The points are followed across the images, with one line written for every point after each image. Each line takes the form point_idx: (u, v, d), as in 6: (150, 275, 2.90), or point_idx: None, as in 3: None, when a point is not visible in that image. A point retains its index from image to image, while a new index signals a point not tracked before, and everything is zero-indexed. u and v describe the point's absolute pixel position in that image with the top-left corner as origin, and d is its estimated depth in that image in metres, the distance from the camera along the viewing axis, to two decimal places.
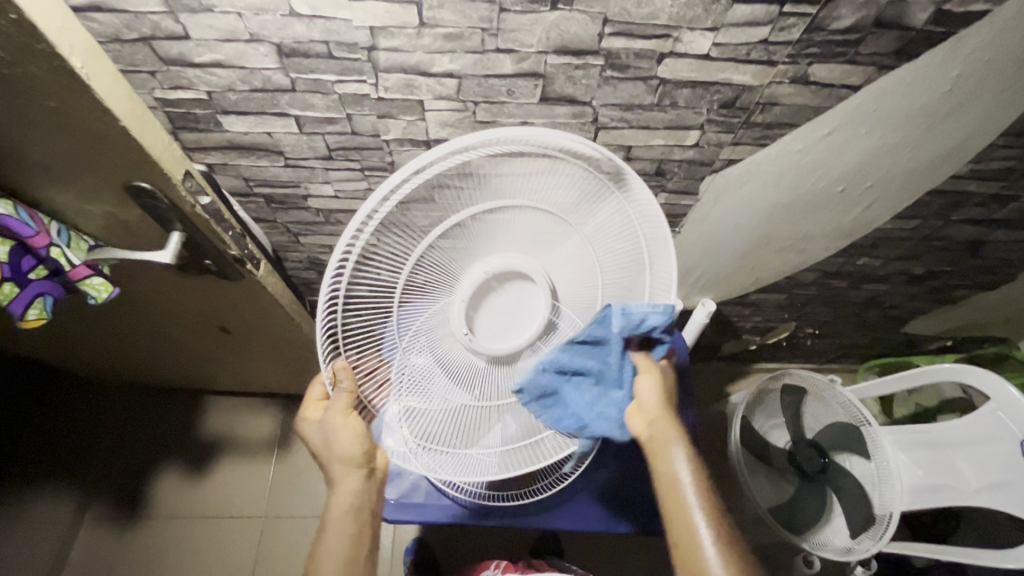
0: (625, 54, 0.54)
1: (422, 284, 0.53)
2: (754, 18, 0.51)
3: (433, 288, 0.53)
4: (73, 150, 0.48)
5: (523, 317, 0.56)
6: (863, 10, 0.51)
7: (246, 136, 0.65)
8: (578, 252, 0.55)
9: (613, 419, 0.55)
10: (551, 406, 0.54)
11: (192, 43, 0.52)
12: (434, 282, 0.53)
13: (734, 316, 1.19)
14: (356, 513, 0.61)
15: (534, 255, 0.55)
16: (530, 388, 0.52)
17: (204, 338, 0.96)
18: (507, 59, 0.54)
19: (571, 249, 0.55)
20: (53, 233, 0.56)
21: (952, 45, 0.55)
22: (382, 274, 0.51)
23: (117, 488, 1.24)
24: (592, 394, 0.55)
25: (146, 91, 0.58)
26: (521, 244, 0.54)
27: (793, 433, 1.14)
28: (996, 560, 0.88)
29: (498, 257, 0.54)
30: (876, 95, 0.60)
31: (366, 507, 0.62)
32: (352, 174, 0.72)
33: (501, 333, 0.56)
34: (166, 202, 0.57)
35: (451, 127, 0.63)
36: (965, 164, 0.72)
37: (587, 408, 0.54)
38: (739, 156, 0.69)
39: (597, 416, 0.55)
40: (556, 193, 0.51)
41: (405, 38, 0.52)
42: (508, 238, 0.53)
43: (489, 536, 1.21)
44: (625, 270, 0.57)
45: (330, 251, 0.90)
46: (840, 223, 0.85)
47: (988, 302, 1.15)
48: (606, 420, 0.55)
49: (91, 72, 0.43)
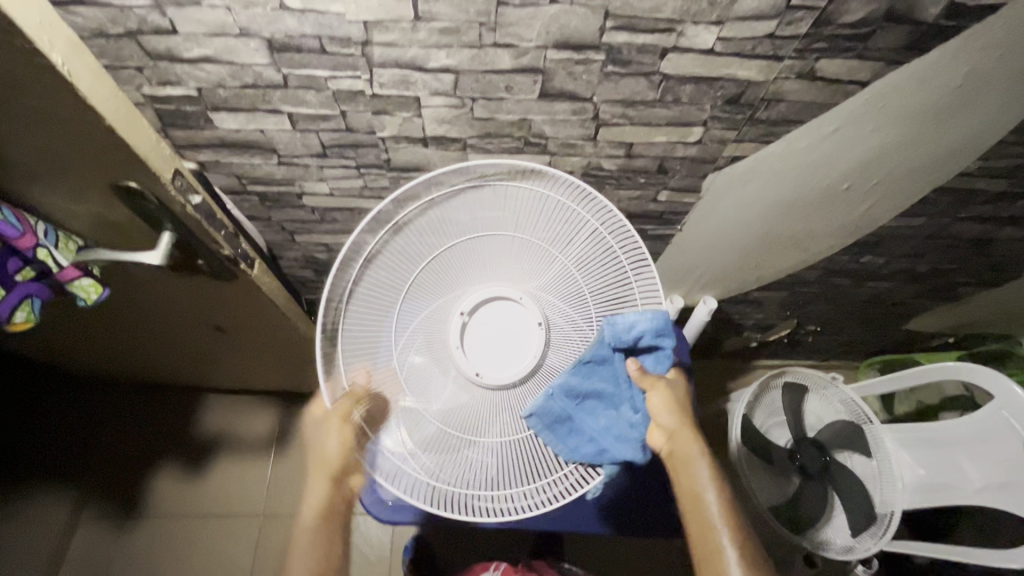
0: (627, 49, 0.52)
1: (420, 289, 0.59)
2: (761, 12, 0.49)
3: (429, 292, 0.59)
4: (58, 149, 0.47)
5: (515, 336, 0.59)
6: (873, 4, 0.49)
7: (238, 133, 0.63)
8: (563, 279, 0.60)
9: (632, 440, 0.56)
10: (565, 433, 0.57)
11: (180, 37, 0.50)
12: (430, 288, 0.59)
13: (736, 314, 1.17)
14: (325, 513, 0.59)
15: (521, 282, 0.60)
16: (541, 413, 0.56)
17: (200, 338, 0.95)
18: (505, 54, 0.52)
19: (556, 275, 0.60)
20: (41, 234, 0.55)
21: (963, 40, 0.53)
22: (385, 276, 0.59)
23: (114, 487, 1.23)
24: (607, 418, 0.58)
25: (134, 87, 0.56)
26: (510, 266, 0.60)
27: (795, 432, 1.13)
28: (997, 560, 0.87)
29: (484, 283, 0.60)
30: (885, 90, 0.59)
31: (335, 510, 0.59)
32: (347, 172, 0.70)
33: (495, 353, 0.58)
34: (155, 203, 0.55)
35: (449, 124, 0.62)
36: (974, 160, 0.71)
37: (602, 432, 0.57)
38: (744, 153, 0.68)
39: (614, 439, 0.57)
40: (538, 216, 0.59)
41: (399, 33, 0.50)
42: (496, 258, 0.60)
43: (489, 535, 1.20)
44: (612, 290, 0.61)
45: (326, 249, 0.89)
46: (845, 220, 0.83)
47: (993, 299, 1.14)
48: (625, 443, 0.56)
49: (74, 70, 0.41)
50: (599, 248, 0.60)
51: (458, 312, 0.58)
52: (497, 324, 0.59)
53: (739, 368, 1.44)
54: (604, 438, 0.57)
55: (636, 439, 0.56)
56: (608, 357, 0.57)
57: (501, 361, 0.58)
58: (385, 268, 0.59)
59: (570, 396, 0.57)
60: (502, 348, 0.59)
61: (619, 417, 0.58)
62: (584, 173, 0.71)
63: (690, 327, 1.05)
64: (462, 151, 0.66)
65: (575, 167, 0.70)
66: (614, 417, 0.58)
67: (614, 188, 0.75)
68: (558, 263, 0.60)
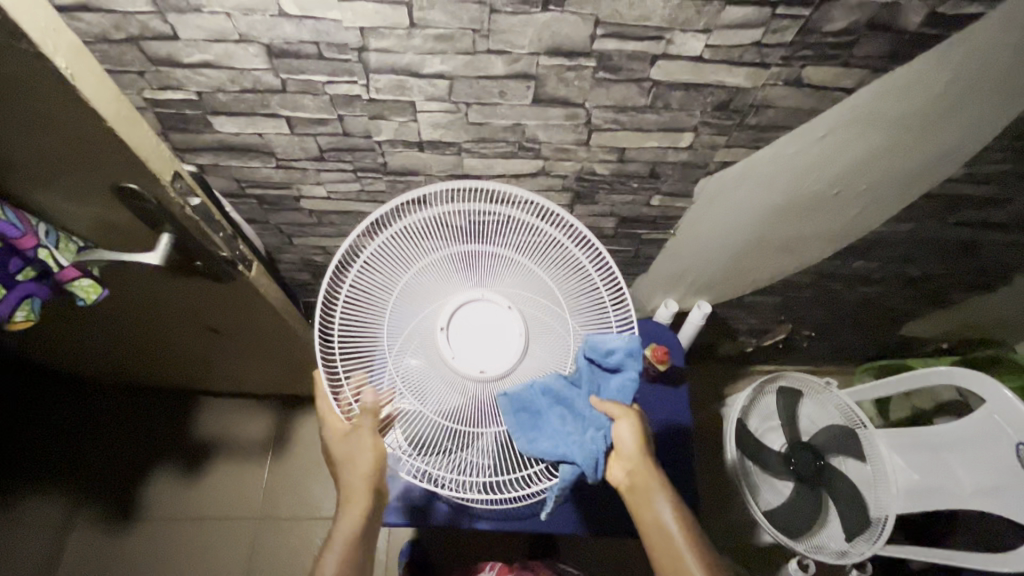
0: (617, 56, 0.53)
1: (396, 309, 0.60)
2: (747, 20, 0.50)
3: (408, 312, 0.59)
4: (61, 151, 0.48)
5: (501, 341, 0.58)
6: (856, 13, 0.51)
7: (237, 137, 0.64)
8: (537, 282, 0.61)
9: (587, 450, 0.57)
10: (529, 427, 0.56)
11: (181, 43, 0.52)
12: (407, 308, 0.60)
13: (731, 318, 1.18)
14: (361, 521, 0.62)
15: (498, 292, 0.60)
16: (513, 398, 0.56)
17: (198, 340, 0.96)
18: (498, 60, 0.54)
19: (529, 283, 0.61)
20: (41, 234, 0.56)
21: (946, 49, 0.55)
22: (363, 303, 0.60)
23: (109, 492, 1.23)
24: (571, 426, 0.58)
25: (135, 91, 0.58)
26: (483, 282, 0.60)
27: (790, 436, 1.14)
28: (991, 564, 0.88)
29: (456, 296, 0.60)
30: (870, 98, 0.60)
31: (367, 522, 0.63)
32: (344, 175, 0.71)
33: (489, 359, 0.57)
34: (155, 204, 0.56)
35: (444, 128, 0.63)
36: (961, 166, 0.72)
37: (563, 436, 0.57)
38: (734, 158, 0.69)
39: (572, 446, 0.57)
40: (508, 233, 0.60)
41: (395, 39, 0.51)
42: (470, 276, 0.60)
43: (484, 539, 1.21)
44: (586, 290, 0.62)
45: (324, 252, 0.90)
46: (836, 225, 0.84)
47: (985, 305, 1.15)
48: (581, 451, 0.57)
49: (77, 73, 0.42)
50: (564, 256, 0.62)
51: (438, 326, 0.58)
52: (485, 331, 0.58)
53: (734, 373, 1.44)
54: (566, 444, 0.57)
55: (592, 450, 0.57)
56: (589, 373, 0.59)
57: (500, 353, 0.57)
58: (355, 313, 0.60)
59: (548, 392, 0.57)
60: (493, 354, 0.58)
61: (586, 433, 0.58)
62: (577, 178, 0.72)
63: (685, 331, 1.06)
64: (457, 156, 0.67)
65: (568, 172, 0.71)
66: (578, 428, 0.58)
67: (607, 193, 0.76)
68: (532, 274, 0.60)
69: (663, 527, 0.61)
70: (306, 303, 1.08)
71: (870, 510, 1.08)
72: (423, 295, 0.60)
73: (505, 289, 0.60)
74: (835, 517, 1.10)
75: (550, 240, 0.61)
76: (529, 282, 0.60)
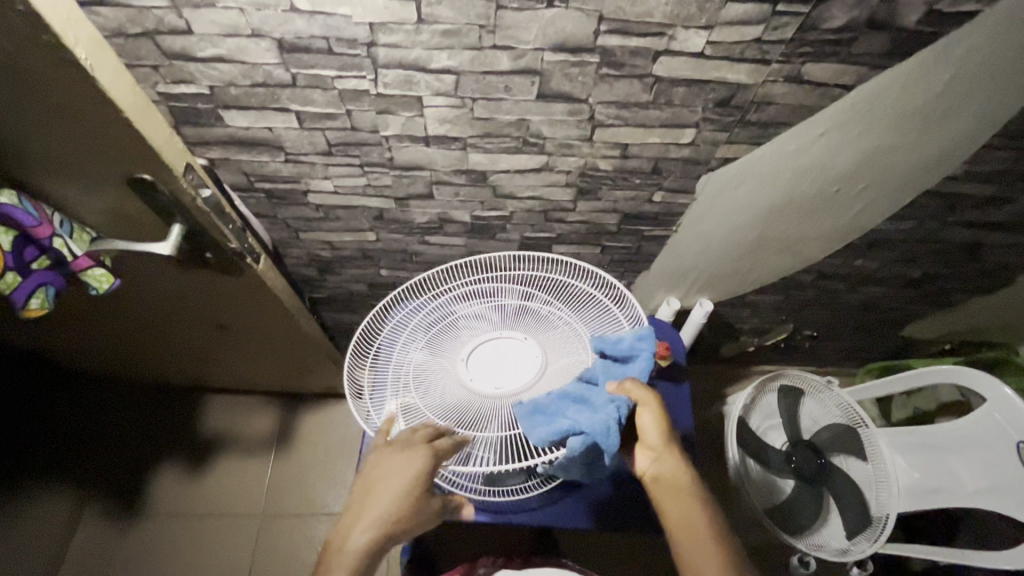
0: (621, 52, 0.55)
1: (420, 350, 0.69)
2: (748, 17, 0.52)
3: (430, 353, 0.69)
4: (78, 141, 0.49)
5: (513, 363, 0.66)
6: (854, 11, 0.52)
7: (248, 131, 0.66)
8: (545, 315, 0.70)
9: (599, 418, 0.57)
10: (541, 417, 0.59)
11: (195, 38, 0.53)
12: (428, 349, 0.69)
13: (733, 318, 1.19)
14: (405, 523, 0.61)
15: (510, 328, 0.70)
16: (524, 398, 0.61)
17: (205, 335, 0.97)
18: (504, 56, 0.55)
19: (537, 317, 0.70)
20: (56, 224, 0.58)
21: (944, 47, 0.56)
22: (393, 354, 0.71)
23: (114, 486, 1.24)
24: (585, 408, 0.59)
25: (150, 85, 0.59)
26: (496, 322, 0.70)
27: (791, 434, 1.15)
28: (992, 562, 0.88)
29: (473, 336, 0.69)
30: (869, 95, 0.61)
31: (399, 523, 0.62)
32: (351, 170, 0.72)
33: (503, 377, 0.65)
34: (167, 195, 0.57)
35: (450, 123, 0.64)
36: (959, 165, 0.73)
37: (574, 414, 0.58)
38: (736, 155, 0.70)
39: (584, 419, 0.57)
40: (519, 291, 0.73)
41: (403, 34, 0.53)
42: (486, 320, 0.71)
43: (486, 536, 1.21)
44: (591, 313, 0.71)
45: (330, 247, 0.91)
46: (837, 223, 0.85)
47: (987, 306, 1.15)
48: (593, 421, 0.57)
49: (95, 64, 0.43)
50: (568, 298, 0.73)
51: (457, 358, 0.67)
52: (498, 358, 0.67)
53: (736, 373, 1.45)
54: (581, 419, 0.57)
55: (604, 417, 0.57)
56: (601, 370, 0.64)
57: (511, 373, 0.65)
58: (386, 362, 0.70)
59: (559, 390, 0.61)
60: (507, 373, 0.65)
61: (603, 407, 0.58)
62: (581, 174, 0.73)
63: (687, 331, 1.07)
64: (463, 151, 0.69)
65: (572, 167, 0.72)
66: (593, 408, 0.59)
67: (610, 189, 0.77)
68: (539, 310, 0.71)
69: (692, 517, 0.58)
70: (311, 298, 1.09)
71: (870, 510, 1.06)
72: (445, 341, 0.70)
73: (517, 326, 0.70)
74: (836, 516, 1.09)
75: (557, 296, 0.73)
76: (537, 316, 0.70)
